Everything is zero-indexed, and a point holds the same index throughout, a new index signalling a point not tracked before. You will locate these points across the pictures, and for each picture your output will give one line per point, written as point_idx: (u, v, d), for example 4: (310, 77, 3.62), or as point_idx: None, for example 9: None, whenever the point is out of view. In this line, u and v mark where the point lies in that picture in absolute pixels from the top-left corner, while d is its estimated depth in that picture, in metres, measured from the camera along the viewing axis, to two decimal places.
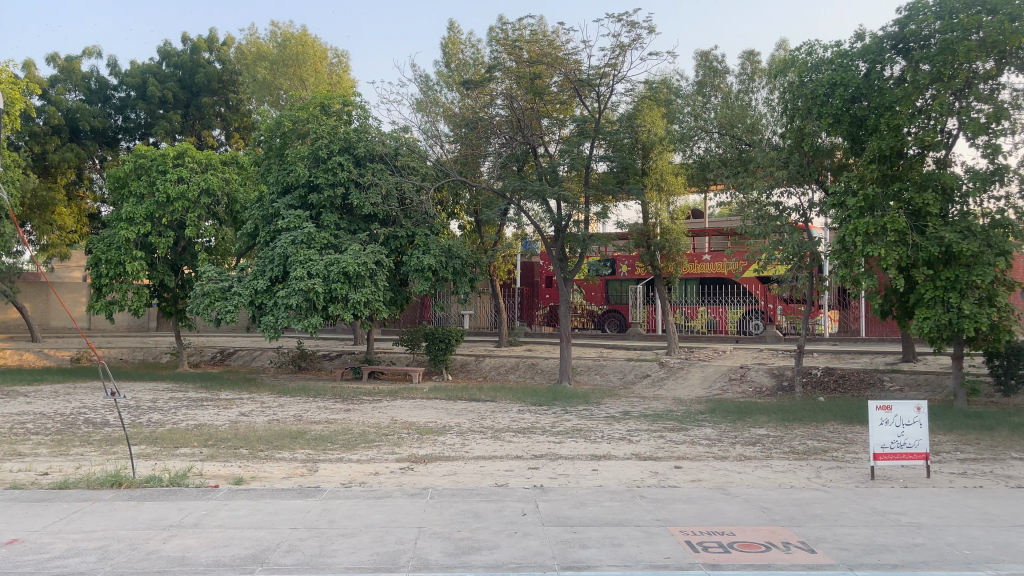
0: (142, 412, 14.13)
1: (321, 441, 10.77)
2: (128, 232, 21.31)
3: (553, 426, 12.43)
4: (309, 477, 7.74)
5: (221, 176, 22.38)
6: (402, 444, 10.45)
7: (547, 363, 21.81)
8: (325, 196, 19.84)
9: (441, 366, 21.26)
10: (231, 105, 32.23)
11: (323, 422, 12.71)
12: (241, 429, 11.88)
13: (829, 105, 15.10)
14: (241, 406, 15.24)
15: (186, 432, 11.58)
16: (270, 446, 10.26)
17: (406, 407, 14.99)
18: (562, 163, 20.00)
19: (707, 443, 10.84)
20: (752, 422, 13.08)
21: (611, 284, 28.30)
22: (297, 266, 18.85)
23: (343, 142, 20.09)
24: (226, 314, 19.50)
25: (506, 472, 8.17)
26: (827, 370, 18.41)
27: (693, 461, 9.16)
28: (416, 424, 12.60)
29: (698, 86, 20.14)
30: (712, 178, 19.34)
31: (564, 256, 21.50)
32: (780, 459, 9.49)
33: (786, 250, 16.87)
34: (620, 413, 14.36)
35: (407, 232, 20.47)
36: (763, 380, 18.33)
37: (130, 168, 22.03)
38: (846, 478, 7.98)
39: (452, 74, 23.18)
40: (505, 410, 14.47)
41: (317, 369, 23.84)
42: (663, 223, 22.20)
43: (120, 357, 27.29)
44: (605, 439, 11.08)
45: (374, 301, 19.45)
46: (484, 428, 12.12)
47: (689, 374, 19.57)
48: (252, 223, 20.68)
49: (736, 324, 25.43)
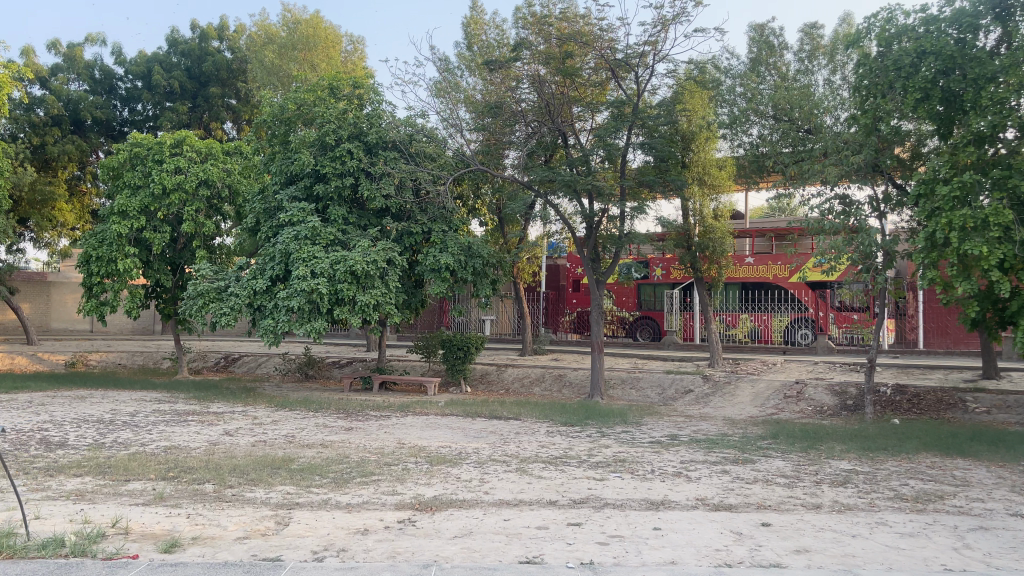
0: (112, 430, 12.22)
1: (308, 474, 8.77)
2: (119, 226, 19.57)
3: (591, 455, 10.34)
4: (271, 539, 5.70)
5: (222, 166, 20.58)
6: (406, 481, 8.40)
7: (576, 374, 19.69)
8: (332, 186, 17.89)
9: (458, 377, 19.25)
10: (241, 97, 30.54)
11: (316, 446, 10.71)
12: (216, 455, 9.92)
13: (917, 78, 12.94)
14: (229, 423, 13.27)
15: (149, 458, 9.61)
16: (241, 482, 8.24)
17: (417, 427, 12.95)
18: (595, 152, 18.00)
19: (784, 484, 8.70)
20: (829, 453, 10.88)
21: (643, 288, 26.23)
22: (299, 264, 16.92)
23: (353, 128, 18.21)
24: (221, 317, 17.62)
25: (539, 532, 6.09)
26: (898, 387, 16.13)
27: (781, 514, 7.04)
28: (426, 450, 10.61)
29: (750, 64, 17.76)
30: (768, 169, 17.15)
31: (597, 256, 19.31)
32: (894, 511, 7.32)
33: (860, 249, 14.57)
34: (667, 438, 12.22)
35: (422, 228, 18.51)
36: (824, 399, 16.10)
37: (125, 158, 20.29)
38: (1008, 550, 5.82)
39: (474, 56, 21.20)
40: (531, 432, 12.39)
41: (326, 377, 22.01)
42: (705, 222, 20.05)
43: (118, 361, 25.61)
44: (658, 476, 8.99)
45: (385, 303, 17.52)
46: (508, 457, 10.04)
47: (738, 391, 17.36)
48: (253, 217, 18.81)
49: (782, 333, 23.08)
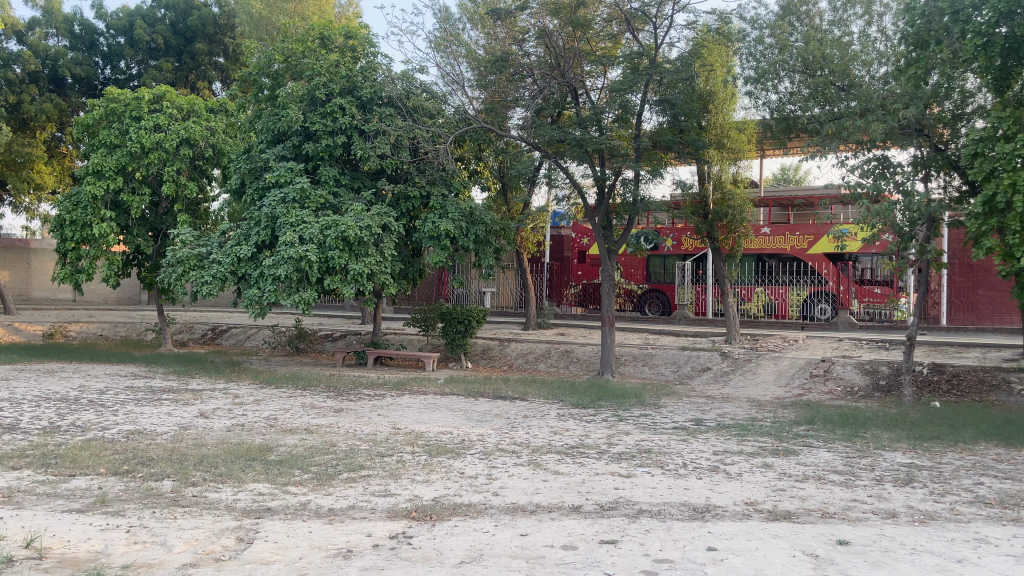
0: (73, 410, 10.96)
1: (287, 468, 7.52)
2: (94, 187, 18.21)
3: (611, 445, 9.12)
4: (226, 568, 4.46)
5: (205, 124, 19.20)
6: (400, 478, 7.16)
7: (584, 350, 18.47)
8: (322, 145, 16.47)
9: (458, 351, 18.03)
10: (230, 54, 29.01)
11: (300, 432, 9.46)
12: (184, 442, 8.66)
13: (976, 22, 11.54)
14: (207, 402, 12.01)
15: (104, 447, 8.35)
16: (206, 478, 6.99)
17: (415, 408, 11.71)
18: (608, 110, 16.61)
19: (842, 483, 7.46)
20: (878, 442, 9.66)
21: (652, 260, 24.97)
22: (287, 230, 15.60)
23: (346, 82, 16.79)
24: (201, 286, 16.27)
25: (567, 556, 4.86)
26: (935, 366, 14.91)
27: (856, 527, 5.82)
28: (424, 436, 9.40)
29: (780, 13, 16.18)
30: (797, 130, 15.76)
31: (609, 224, 17.97)
32: (987, 522, 6.10)
33: (907, 212, 13.16)
34: (692, 423, 10.99)
35: (420, 192, 17.11)
36: (854, 378, 14.91)
37: (100, 115, 18.85)
38: None
39: (477, 7, 19.74)
40: (541, 416, 11.14)
41: (317, 351, 20.81)
42: (724, 188, 18.77)
43: (99, 333, 24.35)
44: (693, 472, 7.76)
45: (379, 273, 16.22)
46: (517, 447, 8.80)
47: (759, 369, 16.17)
48: (238, 178, 17.37)
49: (799, 308, 22.08)
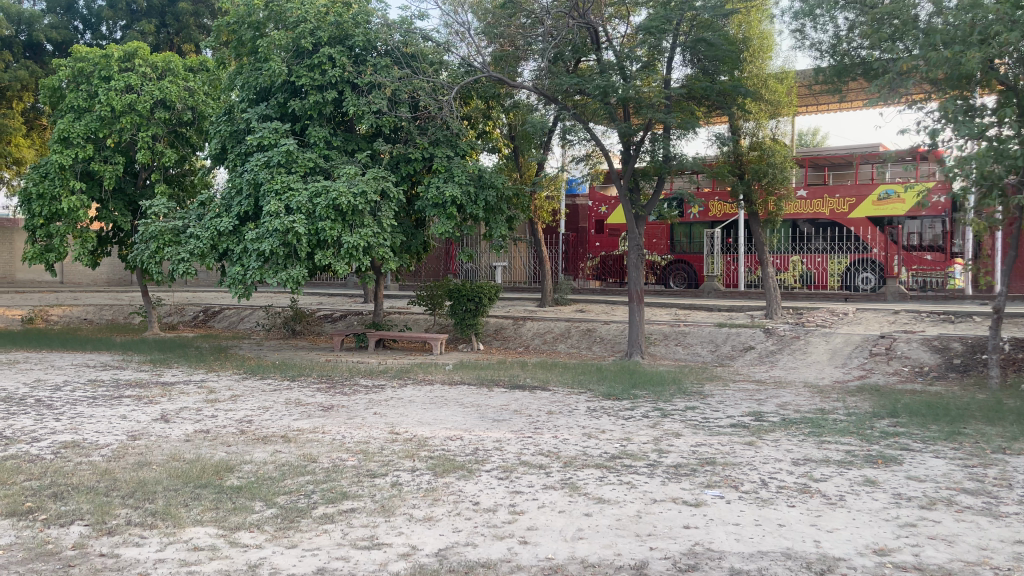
0: (10, 414, 9.15)
1: (244, 500, 5.67)
2: (61, 156, 16.40)
3: (662, 453, 7.25)
4: None
5: (182, 84, 17.34)
6: (393, 515, 5.31)
7: (608, 329, 16.59)
8: (309, 101, 14.51)
9: (469, 332, 16.20)
10: (215, 14, 27.13)
11: (275, 442, 7.63)
12: (125, 460, 6.83)
13: None
14: (176, 400, 10.20)
15: (17, 469, 6.50)
16: (130, 522, 5.15)
17: (420, 403, 9.87)
18: (634, 60, 14.55)
19: (984, 510, 5.55)
20: (992, 443, 7.72)
21: (676, 228, 22.99)
22: (271, 198, 13.77)
23: (335, 29, 14.78)
24: (177, 262, 14.51)
25: None
26: (1017, 341, 12.92)
27: None
28: (428, 443, 7.55)
29: None
30: (854, 78, 13.72)
31: (635, 186, 15.97)
32: None
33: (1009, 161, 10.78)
34: (752, 419, 9.09)
35: (422, 154, 15.13)
36: (923, 356, 12.97)
37: (67, 75, 16.96)
38: None
39: None
40: (568, 413, 9.28)
41: (315, 333, 19.04)
42: (761, 146, 16.80)
43: (83, 316, 22.65)
44: (782, 496, 5.88)
45: (377, 246, 14.32)
46: (545, 459, 6.95)
47: (809, 348, 14.27)
48: (217, 141, 15.45)
49: (840, 278, 20.34)
